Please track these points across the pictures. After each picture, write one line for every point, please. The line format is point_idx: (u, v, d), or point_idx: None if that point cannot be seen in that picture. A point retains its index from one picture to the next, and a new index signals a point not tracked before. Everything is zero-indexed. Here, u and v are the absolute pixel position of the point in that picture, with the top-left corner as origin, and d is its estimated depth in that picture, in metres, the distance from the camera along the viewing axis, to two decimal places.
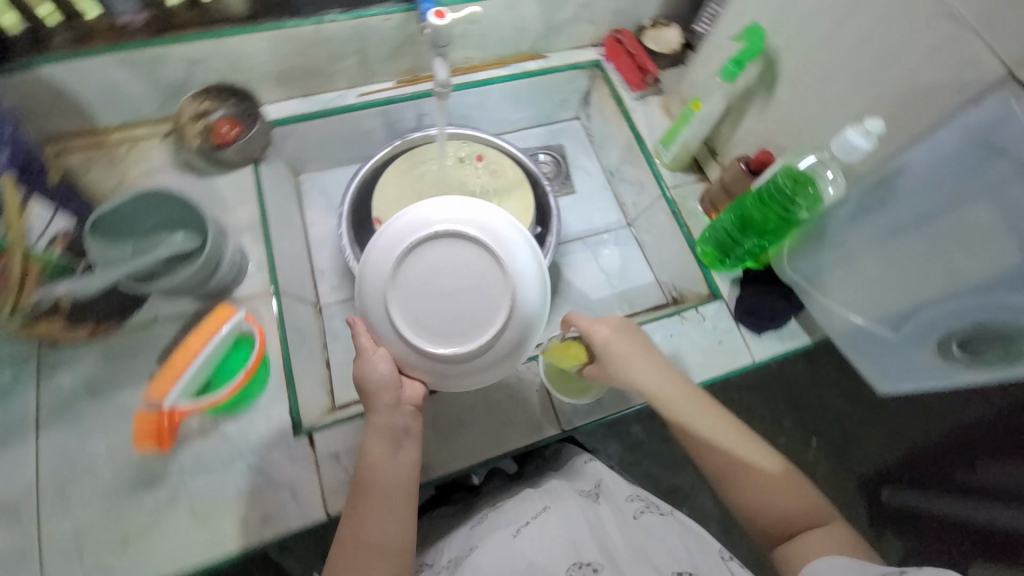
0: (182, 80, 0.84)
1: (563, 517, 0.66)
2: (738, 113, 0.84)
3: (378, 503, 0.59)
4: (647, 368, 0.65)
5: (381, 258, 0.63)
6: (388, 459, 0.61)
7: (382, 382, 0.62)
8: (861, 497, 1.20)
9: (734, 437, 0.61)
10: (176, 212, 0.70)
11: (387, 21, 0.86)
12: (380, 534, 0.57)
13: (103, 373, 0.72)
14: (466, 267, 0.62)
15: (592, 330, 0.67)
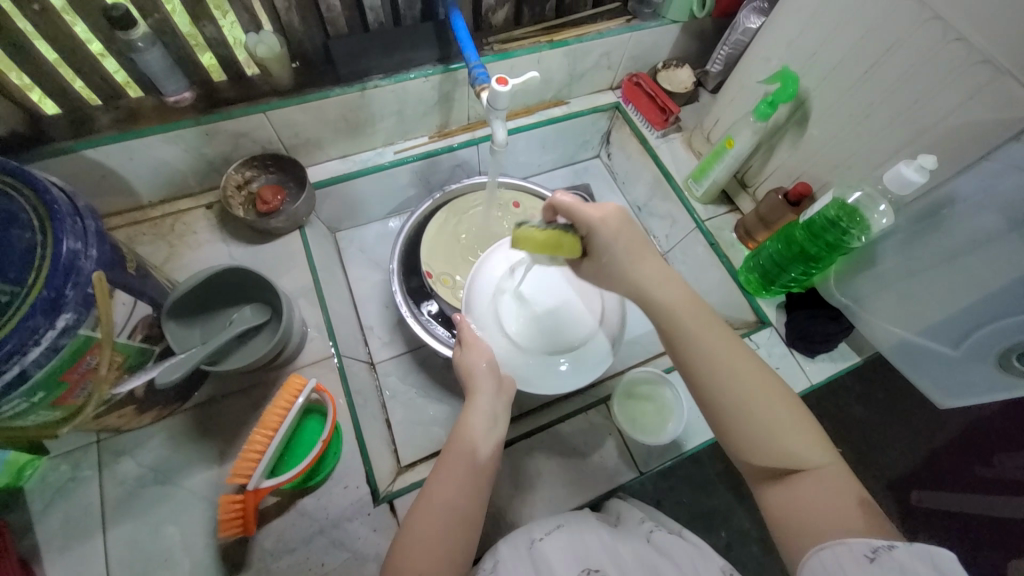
0: (228, 152, 0.84)
1: (579, 535, 0.60)
2: (768, 148, 0.90)
3: (455, 473, 0.61)
4: (643, 265, 0.61)
5: (496, 266, 0.84)
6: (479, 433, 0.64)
7: (486, 366, 0.71)
8: (892, 502, 1.16)
9: (739, 360, 0.56)
10: (245, 287, 0.71)
11: (425, 83, 0.87)
12: (451, 503, 0.58)
13: (170, 457, 0.69)
14: (555, 289, 0.84)
15: (596, 220, 0.62)
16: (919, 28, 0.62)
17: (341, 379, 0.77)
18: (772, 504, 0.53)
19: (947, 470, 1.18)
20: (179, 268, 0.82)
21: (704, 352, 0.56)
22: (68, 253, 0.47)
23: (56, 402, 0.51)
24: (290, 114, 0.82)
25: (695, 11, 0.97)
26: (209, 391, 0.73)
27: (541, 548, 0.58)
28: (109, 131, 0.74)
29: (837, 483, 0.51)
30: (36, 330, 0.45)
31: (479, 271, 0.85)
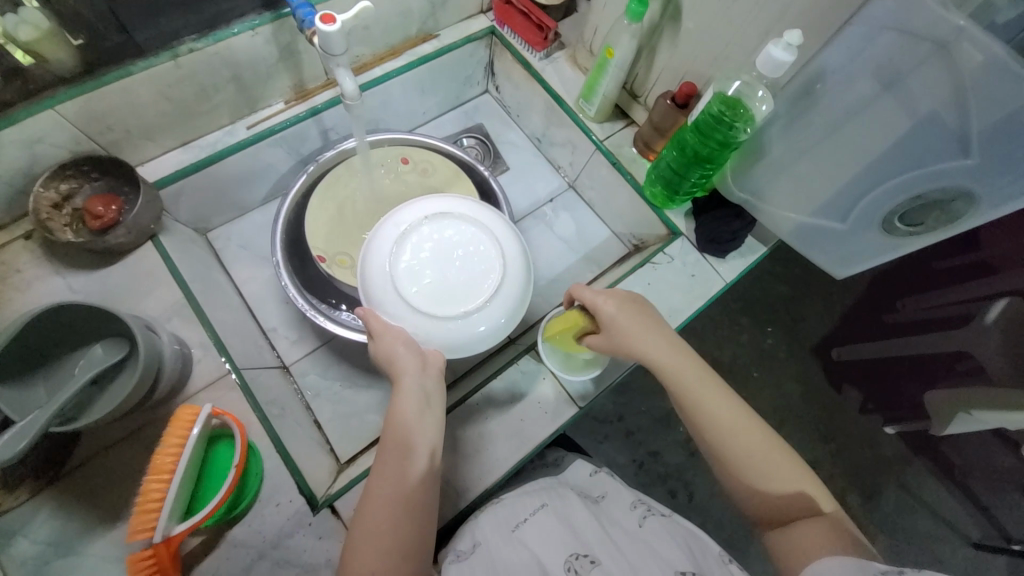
0: (26, 165, 0.68)
1: (561, 515, 0.72)
2: (650, 51, 0.85)
3: (397, 471, 0.59)
4: (647, 334, 0.66)
5: (392, 236, 0.75)
6: (414, 421, 0.62)
7: (407, 344, 0.67)
8: (815, 362, 1.28)
9: (738, 416, 0.63)
10: (85, 323, 0.59)
11: (254, 37, 0.74)
12: (396, 497, 0.57)
13: (60, 529, 0.60)
14: (460, 249, 0.75)
15: (607, 305, 0.68)
16: None
17: (246, 396, 0.69)
18: (773, 547, 0.58)
19: (859, 323, 1.30)
20: (9, 318, 0.68)
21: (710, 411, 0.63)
22: None
23: None
24: (90, 105, 0.67)
25: None
26: (91, 446, 0.64)
27: (524, 530, 0.69)
28: None
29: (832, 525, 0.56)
30: None
31: (372, 247, 0.76)
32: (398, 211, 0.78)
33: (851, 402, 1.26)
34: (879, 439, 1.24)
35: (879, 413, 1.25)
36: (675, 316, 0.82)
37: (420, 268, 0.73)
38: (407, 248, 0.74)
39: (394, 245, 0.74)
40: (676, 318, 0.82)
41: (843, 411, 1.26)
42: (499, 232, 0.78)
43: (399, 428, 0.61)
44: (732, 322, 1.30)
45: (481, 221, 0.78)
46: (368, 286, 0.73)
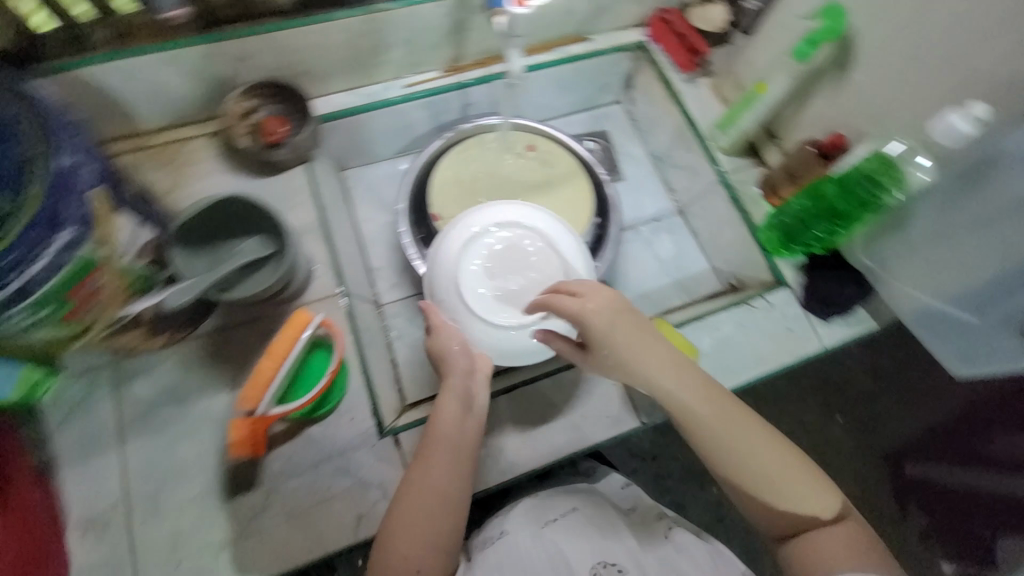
0: (231, 76, 0.80)
1: (590, 517, 0.73)
2: (804, 95, 0.84)
3: (438, 461, 0.64)
4: (653, 357, 0.62)
5: (463, 236, 0.74)
6: (457, 422, 0.66)
7: (461, 347, 0.69)
8: (884, 466, 1.19)
9: (746, 436, 0.61)
10: (248, 217, 0.69)
11: (439, 8, 0.82)
12: (436, 485, 0.63)
13: (180, 382, 0.71)
14: (529, 259, 0.74)
15: (589, 311, 0.62)
16: None
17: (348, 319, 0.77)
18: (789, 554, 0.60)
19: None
20: (183, 198, 0.81)
21: (721, 434, 0.60)
22: (69, 166, 0.48)
23: (65, 318, 0.52)
24: (296, 38, 0.78)
25: None
26: (214, 323, 0.73)
27: (552, 528, 0.70)
28: (108, 47, 0.71)
29: (851, 534, 0.59)
30: (41, 239, 0.44)
31: (442, 243, 0.75)
32: (473, 211, 0.77)
33: (916, 519, 1.15)
34: (935, 567, 1.13)
35: (942, 547, 1.13)
36: (759, 363, 0.80)
37: (487, 272, 0.72)
38: (477, 250, 0.73)
39: (464, 246, 0.73)
40: (759, 366, 0.80)
41: (902, 524, 1.16)
42: (570, 247, 0.76)
43: (444, 426, 0.65)
44: (801, 399, 1.23)
45: (553, 237, 0.76)
46: (433, 281, 0.74)
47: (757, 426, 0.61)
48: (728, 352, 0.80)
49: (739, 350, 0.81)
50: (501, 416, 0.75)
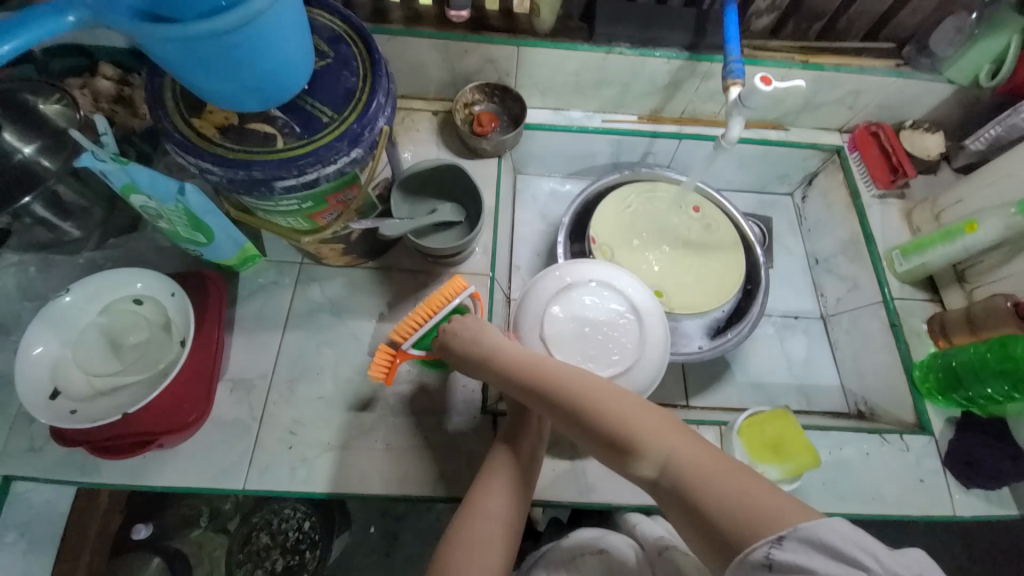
0: (472, 72, 0.94)
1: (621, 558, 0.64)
2: (1015, 249, 0.79)
3: (507, 480, 0.62)
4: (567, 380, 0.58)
5: (557, 282, 0.80)
6: (527, 447, 0.66)
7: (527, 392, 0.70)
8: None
9: (687, 437, 0.50)
10: (449, 186, 0.81)
11: (665, 65, 0.90)
12: (504, 504, 0.61)
13: (342, 299, 0.82)
14: (611, 318, 0.78)
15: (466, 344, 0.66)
16: None
17: (488, 298, 0.85)
18: None
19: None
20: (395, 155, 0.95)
21: (611, 433, 0.52)
22: (377, 103, 0.57)
23: (308, 216, 0.63)
24: (537, 56, 0.90)
25: (981, 78, 0.89)
26: (385, 262, 0.84)
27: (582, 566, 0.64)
28: (400, 25, 0.87)
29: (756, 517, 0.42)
30: (337, 152, 0.55)
31: (534, 283, 0.81)
32: (569, 262, 0.83)
33: None
34: None
35: None
36: (876, 501, 0.74)
37: (568, 321, 0.78)
38: (566, 298, 0.79)
39: (555, 290, 0.79)
40: (876, 504, 0.74)
41: None
42: (651, 319, 0.79)
43: (512, 450, 0.65)
44: None
45: (638, 305, 0.80)
46: (518, 315, 0.80)
47: (655, 417, 0.52)
48: (843, 475, 0.75)
49: (857, 478, 0.75)
50: None
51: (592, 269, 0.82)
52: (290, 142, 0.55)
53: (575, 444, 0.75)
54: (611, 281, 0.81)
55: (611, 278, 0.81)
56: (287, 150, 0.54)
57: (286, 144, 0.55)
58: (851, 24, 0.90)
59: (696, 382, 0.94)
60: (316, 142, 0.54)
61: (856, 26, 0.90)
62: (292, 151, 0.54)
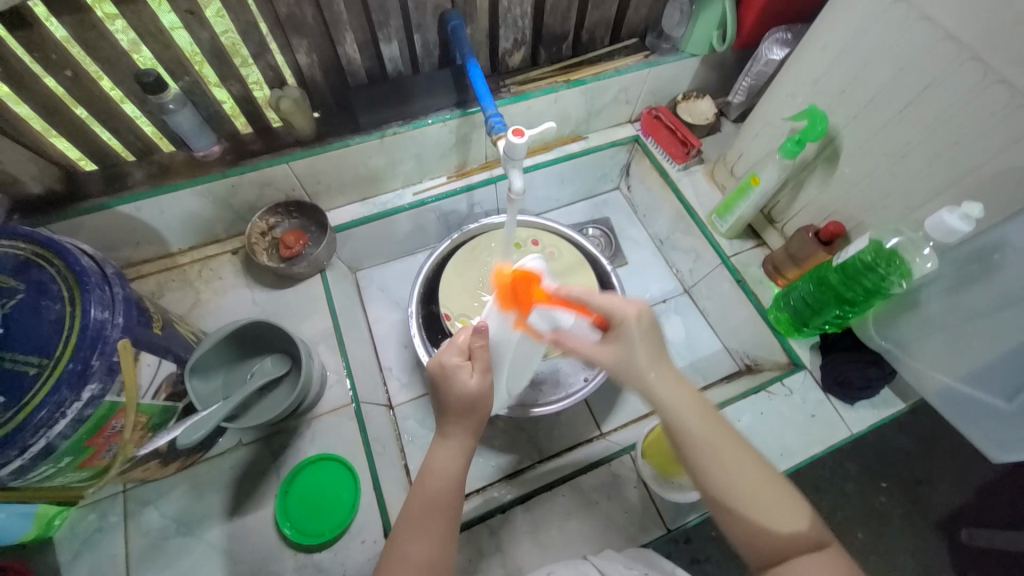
0: (255, 201, 0.87)
1: None
2: (796, 184, 0.86)
3: (452, 467, 0.57)
4: (676, 396, 0.54)
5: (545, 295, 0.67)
6: (477, 430, 0.60)
7: (465, 395, 0.58)
8: (941, 541, 1.06)
9: (709, 428, 0.53)
10: (266, 338, 0.74)
11: (444, 127, 0.89)
12: (446, 499, 0.55)
13: (189, 510, 0.69)
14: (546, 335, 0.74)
15: (635, 315, 0.57)
16: (954, 66, 0.60)
17: (359, 428, 0.77)
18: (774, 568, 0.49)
19: (996, 508, 1.08)
20: (205, 316, 0.85)
21: (699, 432, 0.53)
22: (96, 322, 0.50)
23: (81, 464, 0.53)
24: (312, 163, 0.84)
25: (714, 44, 0.96)
26: (229, 441, 0.74)
27: None
28: (143, 186, 0.77)
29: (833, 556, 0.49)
30: (63, 402, 0.47)
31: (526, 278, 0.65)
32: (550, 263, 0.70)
33: None
34: None
35: None
36: (787, 456, 0.76)
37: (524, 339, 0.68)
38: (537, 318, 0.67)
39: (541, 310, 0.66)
40: (788, 459, 0.76)
41: None
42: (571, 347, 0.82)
43: (456, 437, 0.59)
44: (839, 470, 1.11)
45: None
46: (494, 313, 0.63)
47: (707, 423, 0.53)
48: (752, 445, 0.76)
49: (766, 443, 0.77)
50: (521, 531, 0.71)
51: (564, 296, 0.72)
52: None
53: (501, 546, 0.69)
54: None
55: None
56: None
57: None
58: (592, 34, 0.95)
59: (601, 405, 0.93)
60: (25, 407, 0.45)
61: (598, 34, 0.95)
62: (2, 432, 0.44)
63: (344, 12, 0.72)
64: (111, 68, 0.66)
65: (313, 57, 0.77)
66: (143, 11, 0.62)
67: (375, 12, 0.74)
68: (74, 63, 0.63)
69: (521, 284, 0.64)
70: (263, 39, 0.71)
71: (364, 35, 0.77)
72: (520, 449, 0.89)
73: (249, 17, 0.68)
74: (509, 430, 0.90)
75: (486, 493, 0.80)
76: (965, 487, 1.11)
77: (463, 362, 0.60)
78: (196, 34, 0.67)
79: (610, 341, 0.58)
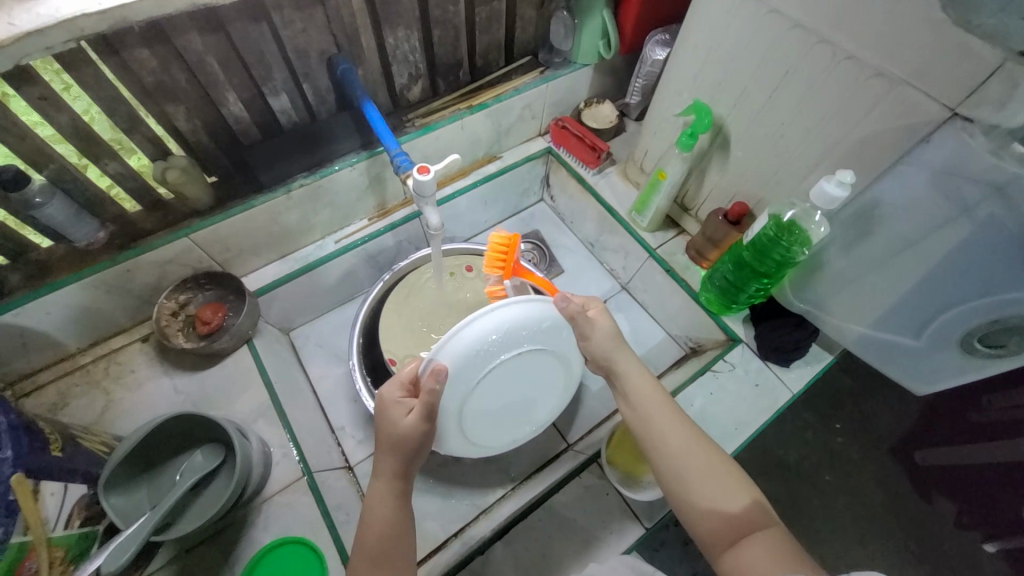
0: (159, 280, 0.80)
1: None
2: (700, 172, 0.92)
3: (390, 513, 0.56)
4: (640, 386, 0.64)
5: (495, 346, 0.63)
6: (406, 475, 0.58)
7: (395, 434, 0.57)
8: (898, 467, 1.14)
9: (665, 414, 0.61)
10: (194, 429, 0.68)
11: (353, 171, 0.87)
12: (390, 550, 0.54)
13: None
14: (527, 370, 0.70)
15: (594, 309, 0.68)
16: (806, 50, 0.66)
17: (316, 500, 0.72)
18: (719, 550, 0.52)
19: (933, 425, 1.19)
20: (122, 416, 0.77)
21: (655, 416, 0.61)
22: None
23: None
24: (217, 231, 0.79)
25: (602, 52, 1.00)
26: (167, 551, 0.65)
27: None
28: (20, 291, 0.69)
29: (780, 528, 0.51)
30: None
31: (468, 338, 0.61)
32: (508, 305, 0.63)
33: (943, 513, 1.10)
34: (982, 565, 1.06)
35: (976, 529, 1.09)
36: (741, 428, 0.80)
37: (488, 387, 0.67)
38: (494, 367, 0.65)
39: (491, 359, 0.64)
40: (743, 431, 0.79)
41: (936, 525, 1.09)
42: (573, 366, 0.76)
43: (390, 480, 0.57)
44: (795, 424, 1.18)
45: (563, 353, 0.72)
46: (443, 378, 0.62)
47: (664, 409, 0.61)
48: (708, 426, 0.79)
49: (722, 421, 0.80)
50: (504, 567, 0.69)
51: (532, 331, 0.65)
52: None
53: None
54: (543, 339, 0.68)
55: (546, 335, 0.68)
56: None
57: None
58: (486, 58, 0.97)
59: (563, 417, 0.94)
60: None
61: (491, 58, 0.97)
62: None
63: (220, 73, 0.69)
64: None
65: (196, 121, 0.73)
66: None
67: (255, 68, 0.71)
68: None
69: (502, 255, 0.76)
70: (134, 111, 0.67)
71: (248, 92, 0.74)
72: (491, 480, 0.87)
73: (111, 91, 0.63)
74: (477, 463, 0.88)
75: (465, 534, 0.77)
76: (905, 413, 1.20)
77: (404, 399, 0.59)
78: (53, 118, 0.61)
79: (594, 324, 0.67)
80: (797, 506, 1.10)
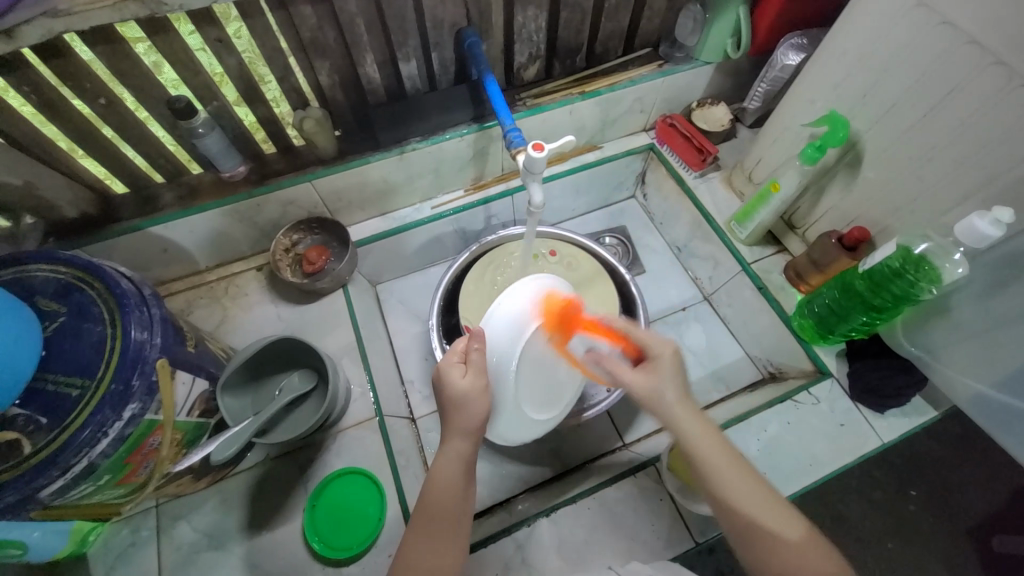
0: (279, 218, 0.89)
1: None
2: (817, 189, 0.85)
3: (456, 473, 0.57)
4: (703, 434, 0.56)
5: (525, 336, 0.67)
6: (473, 436, 0.59)
7: (460, 396, 0.59)
8: (980, 548, 1.03)
9: (735, 467, 0.54)
10: (293, 354, 0.75)
11: (461, 141, 0.90)
12: (451, 507, 0.56)
13: (219, 523, 0.70)
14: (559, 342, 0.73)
15: (661, 353, 0.61)
16: (980, 68, 0.59)
17: (383, 441, 0.78)
18: None
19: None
20: (232, 331, 0.87)
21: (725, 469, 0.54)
22: (136, 343, 0.51)
23: (119, 481, 0.54)
24: (334, 180, 0.86)
25: (729, 51, 0.95)
26: (257, 455, 0.75)
27: None
28: (172, 207, 0.80)
29: None
30: (105, 422, 0.48)
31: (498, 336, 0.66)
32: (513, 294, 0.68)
33: None
34: None
35: None
36: (816, 465, 0.75)
37: (532, 368, 0.71)
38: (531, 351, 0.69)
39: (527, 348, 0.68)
40: (818, 469, 0.75)
41: None
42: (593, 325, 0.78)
43: (455, 440, 0.59)
44: (867, 478, 1.08)
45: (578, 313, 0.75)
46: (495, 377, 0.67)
47: (730, 462, 0.54)
48: (779, 455, 0.75)
49: (795, 454, 0.75)
50: (547, 544, 0.70)
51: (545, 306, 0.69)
52: (42, 439, 0.46)
53: (527, 560, 0.69)
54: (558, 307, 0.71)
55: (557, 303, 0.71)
56: (40, 453, 0.46)
57: (35, 445, 0.46)
58: (606, 46, 0.96)
59: (622, 416, 0.93)
60: (74, 422, 0.47)
61: (612, 45, 0.96)
62: (43, 454, 0.46)
63: (364, 34, 0.74)
64: (141, 94, 0.68)
65: (335, 78, 0.79)
66: (173, 39, 0.64)
67: (394, 33, 0.76)
68: (108, 90, 0.66)
69: (566, 313, 0.70)
70: (287, 62, 0.73)
71: (383, 55, 0.79)
72: (542, 460, 0.89)
73: (273, 41, 0.70)
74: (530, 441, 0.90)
75: (510, 505, 0.79)
76: (1002, 494, 1.07)
77: (459, 363, 0.62)
78: (223, 59, 0.69)
79: (643, 372, 0.60)
80: (854, 565, 1.01)
